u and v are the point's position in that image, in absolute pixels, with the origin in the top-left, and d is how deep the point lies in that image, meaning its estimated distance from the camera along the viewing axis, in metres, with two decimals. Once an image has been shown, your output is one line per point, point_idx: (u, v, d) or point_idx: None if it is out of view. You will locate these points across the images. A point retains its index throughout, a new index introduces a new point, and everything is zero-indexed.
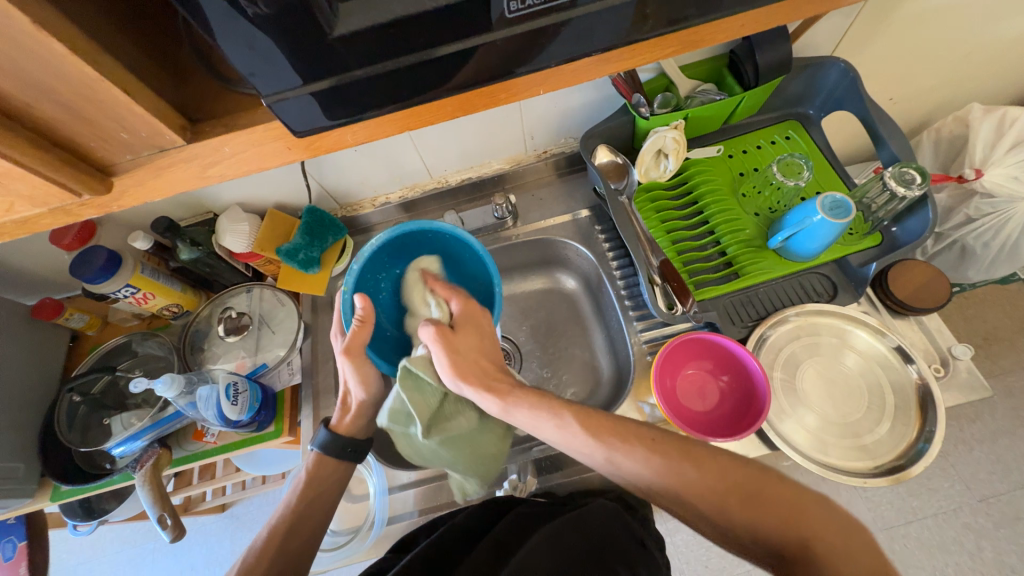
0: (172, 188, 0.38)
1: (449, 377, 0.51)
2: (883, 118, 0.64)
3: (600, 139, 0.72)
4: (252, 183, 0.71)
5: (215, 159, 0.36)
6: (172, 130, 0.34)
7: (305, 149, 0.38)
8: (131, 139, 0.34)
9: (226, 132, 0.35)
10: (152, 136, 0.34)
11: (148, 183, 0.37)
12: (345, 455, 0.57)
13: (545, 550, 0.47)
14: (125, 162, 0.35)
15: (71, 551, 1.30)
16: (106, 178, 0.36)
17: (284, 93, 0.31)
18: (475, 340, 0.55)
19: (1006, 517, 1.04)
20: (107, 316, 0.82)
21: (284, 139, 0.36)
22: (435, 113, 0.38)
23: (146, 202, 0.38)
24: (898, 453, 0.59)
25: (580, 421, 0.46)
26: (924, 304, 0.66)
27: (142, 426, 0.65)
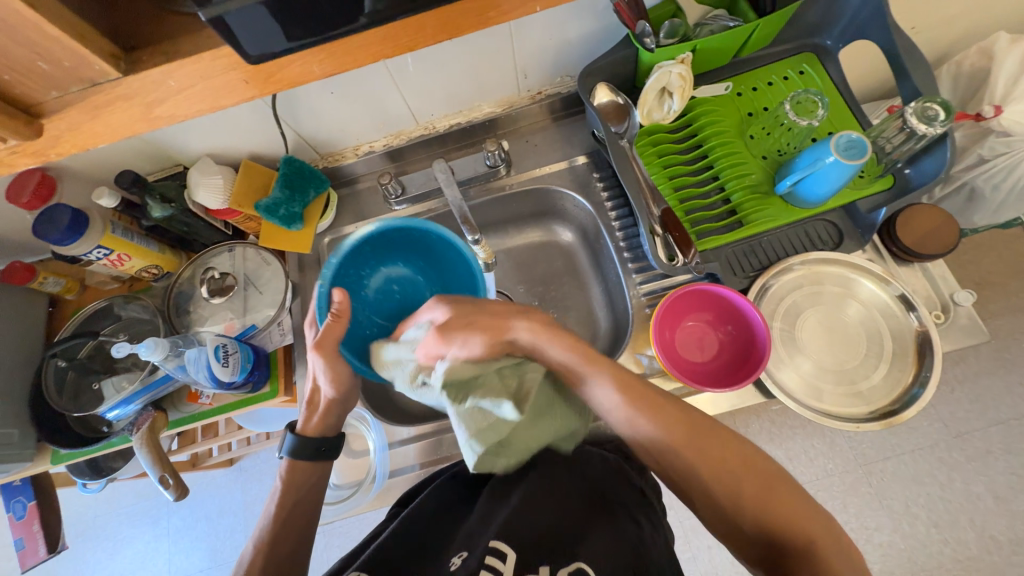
0: (114, 132, 0.34)
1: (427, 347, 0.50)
2: (908, 47, 0.59)
3: (600, 77, 0.66)
4: (221, 131, 0.65)
5: (160, 96, 0.32)
6: (103, 61, 0.30)
7: (266, 83, 0.33)
8: (53, 71, 0.30)
9: (169, 62, 0.31)
10: (79, 68, 0.30)
11: (85, 127, 0.33)
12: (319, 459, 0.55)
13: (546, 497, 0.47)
14: (53, 101, 0.32)
15: (87, 505, 1.35)
16: (35, 121, 0.32)
17: (227, 5, 0.27)
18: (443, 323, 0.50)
19: (978, 451, 1.09)
20: (84, 279, 0.79)
21: (239, 71, 0.32)
22: (409, 39, 0.34)
23: (88, 148, 0.34)
24: (892, 397, 0.59)
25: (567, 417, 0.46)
26: (931, 250, 0.64)
27: (133, 390, 0.64)
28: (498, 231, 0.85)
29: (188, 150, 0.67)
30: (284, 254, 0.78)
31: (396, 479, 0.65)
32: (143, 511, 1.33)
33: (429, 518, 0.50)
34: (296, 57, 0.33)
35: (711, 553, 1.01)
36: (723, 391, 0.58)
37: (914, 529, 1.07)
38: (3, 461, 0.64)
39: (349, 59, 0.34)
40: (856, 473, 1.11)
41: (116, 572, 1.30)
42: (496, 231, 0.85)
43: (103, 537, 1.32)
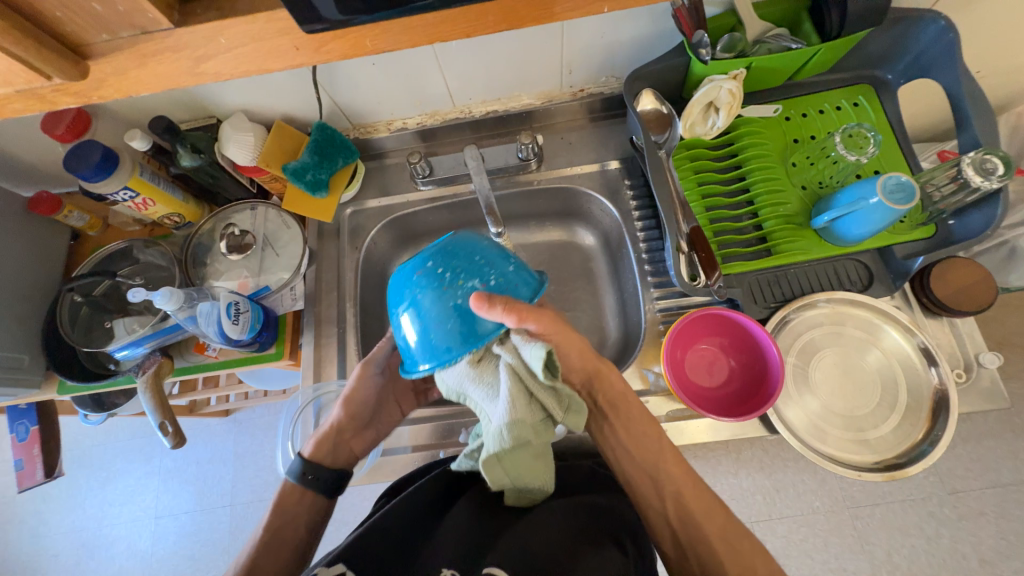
0: (158, 82, 0.33)
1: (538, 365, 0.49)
2: (974, 93, 0.56)
3: (647, 83, 0.64)
4: (258, 88, 0.65)
5: (209, 52, 0.32)
6: (156, 9, 0.30)
7: (315, 50, 0.33)
8: (105, 13, 0.29)
9: (220, 19, 0.30)
10: (132, 14, 0.30)
11: (130, 73, 0.33)
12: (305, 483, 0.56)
13: (542, 525, 0.47)
14: (101, 43, 0.31)
15: (86, 434, 1.39)
16: (81, 62, 0.32)
17: None
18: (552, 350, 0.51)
19: (970, 511, 1.07)
20: (108, 217, 0.79)
21: (290, 37, 0.32)
22: (468, 27, 0.34)
23: (130, 95, 0.34)
24: (899, 451, 0.58)
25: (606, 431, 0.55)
26: (963, 307, 0.62)
27: (143, 334, 0.65)
28: (519, 225, 0.84)
29: (223, 104, 0.67)
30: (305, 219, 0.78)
31: (389, 457, 0.66)
32: (137, 448, 1.36)
33: (415, 516, 0.49)
34: (349, 30, 0.33)
35: None
36: (728, 421, 0.57)
37: None
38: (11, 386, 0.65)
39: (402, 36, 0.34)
40: (842, 514, 1.10)
41: (104, 502, 1.34)
42: (518, 224, 0.84)
43: (97, 467, 1.36)
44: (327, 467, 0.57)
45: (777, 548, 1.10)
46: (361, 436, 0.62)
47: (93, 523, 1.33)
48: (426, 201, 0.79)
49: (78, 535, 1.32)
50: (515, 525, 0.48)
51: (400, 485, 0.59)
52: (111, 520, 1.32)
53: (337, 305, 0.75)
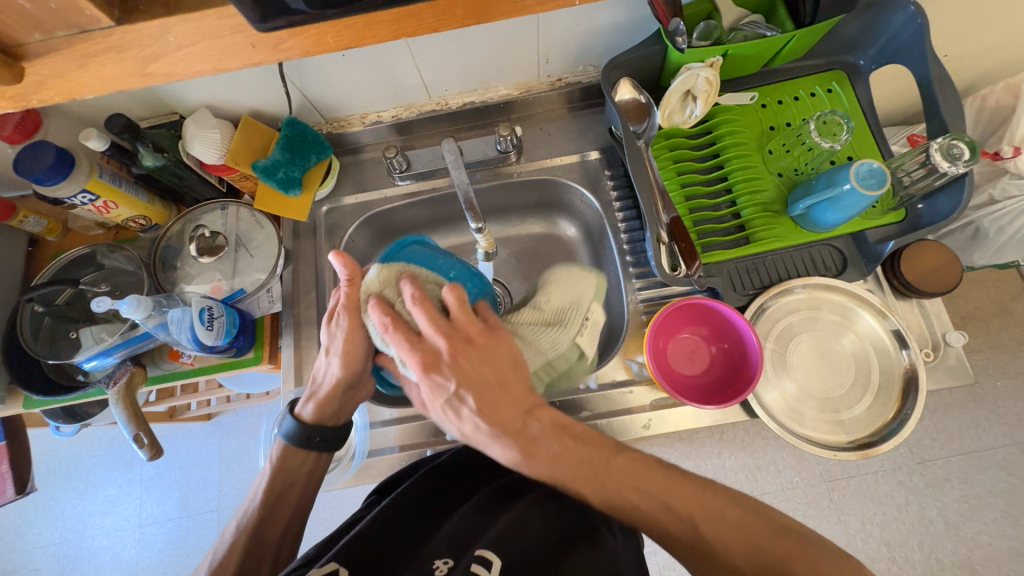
0: (104, 83, 0.32)
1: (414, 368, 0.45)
2: (942, 79, 0.57)
3: (624, 71, 0.63)
4: (221, 83, 0.62)
5: (159, 51, 0.31)
6: (93, 7, 0.29)
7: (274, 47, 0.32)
8: (36, 11, 0.28)
9: (166, 15, 0.30)
10: (66, 11, 0.28)
11: (71, 75, 0.31)
12: (314, 445, 0.54)
13: (538, 511, 0.48)
14: (36, 43, 0.30)
15: (61, 445, 1.34)
16: (16, 64, 0.30)
17: None
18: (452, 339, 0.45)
19: (937, 479, 1.13)
20: (67, 221, 0.76)
21: (244, 34, 0.32)
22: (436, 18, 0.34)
23: (74, 98, 0.33)
24: (871, 430, 0.60)
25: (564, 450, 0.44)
26: (931, 287, 0.64)
27: (112, 343, 0.62)
28: (501, 219, 0.83)
29: (185, 100, 0.64)
30: (279, 218, 0.75)
31: (375, 458, 0.66)
32: (117, 456, 1.33)
33: (406, 515, 0.49)
34: (304, 27, 0.32)
35: (672, 551, 1.05)
36: (711, 408, 0.58)
37: (865, 545, 1.12)
38: None
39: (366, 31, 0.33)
40: (819, 488, 1.14)
41: (85, 513, 1.30)
42: (500, 218, 0.83)
43: (74, 478, 1.32)
44: (333, 428, 0.55)
45: None
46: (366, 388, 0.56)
47: (74, 535, 1.29)
48: (404, 197, 0.77)
49: (58, 548, 1.29)
50: (509, 516, 0.48)
51: (389, 484, 0.58)
52: (93, 531, 1.29)
53: (317, 306, 0.74)
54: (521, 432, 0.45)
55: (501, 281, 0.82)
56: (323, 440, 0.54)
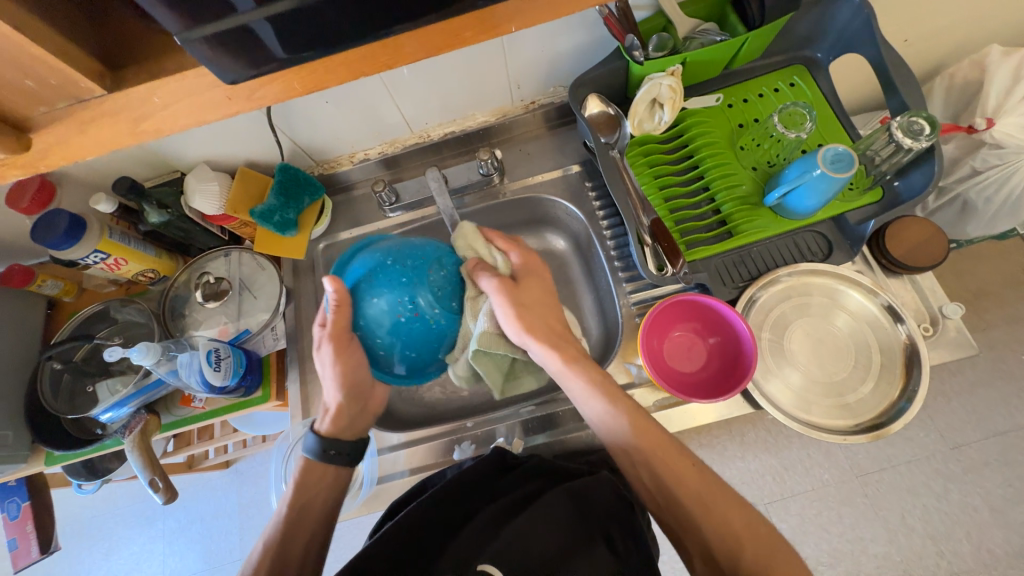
0: (98, 146, 0.35)
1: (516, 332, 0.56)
2: (896, 61, 0.60)
3: (591, 88, 0.67)
4: (217, 138, 0.67)
5: (147, 111, 0.34)
6: (88, 78, 0.32)
7: (247, 98, 0.35)
8: (38, 87, 0.32)
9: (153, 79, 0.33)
10: (65, 85, 0.32)
11: (70, 141, 0.34)
12: (329, 459, 0.56)
13: (538, 524, 0.50)
14: (40, 115, 0.34)
15: (84, 506, 1.35)
16: (22, 136, 0.34)
17: (201, 29, 0.29)
18: (536, 288, 0.60)
19: (974, 463, 1.09)
20: (82, 282, 0.80)
21: (222, 88, 0.34)
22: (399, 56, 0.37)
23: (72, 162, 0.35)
24: (879, 411, 0.59)
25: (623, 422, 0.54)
26: (919, 262, 0.64)
27: (126, 393, 0.65)
28: None
29: (185, 158, 0.69)
30: (280, 260, 0.79)
31: (385, 484, 0.66)
32: (139, 512, 1.33)
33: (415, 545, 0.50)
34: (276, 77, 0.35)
35: None
36: (712, 402, 0.58)
37: (909, 541, 1.07)
38: None
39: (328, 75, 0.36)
40: (852, 483, 1.10)
41: (110, 573, 1.30)
42: None
43: (99, 538, 1.33)
44: (348, 439, 0.57)
45: (792, 527, 1.10)
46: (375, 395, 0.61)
47: None
48: (397, 227, 0.81)
49: None
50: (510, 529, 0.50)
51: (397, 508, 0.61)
52: None
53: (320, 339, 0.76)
54: (561, 334, 0.59)
55: None
56: (339, 455, 0.56)
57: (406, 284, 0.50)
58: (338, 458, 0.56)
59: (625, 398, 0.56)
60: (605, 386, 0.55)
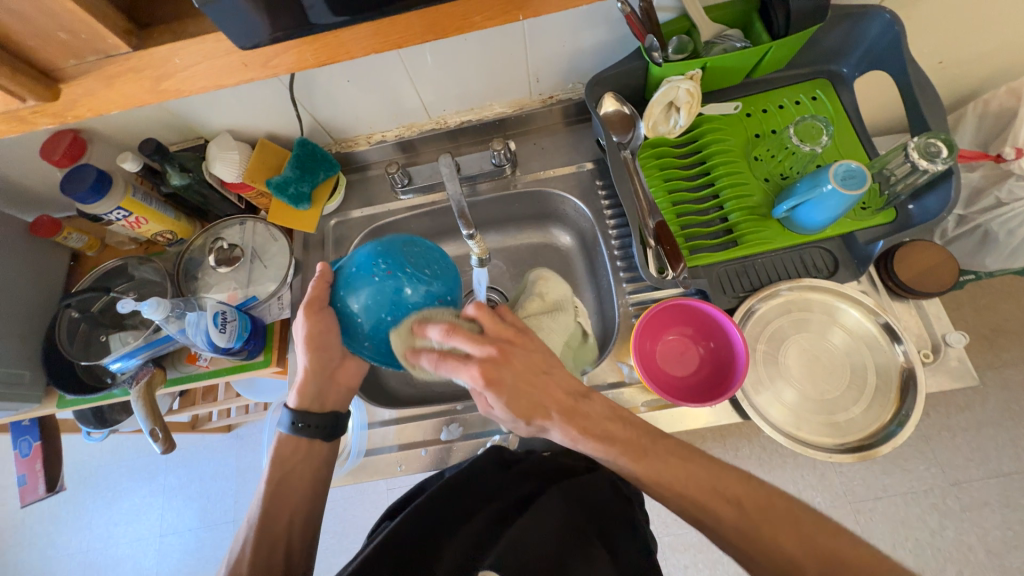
0: (121, 100, 0.37)
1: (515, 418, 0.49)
2: (921, 81, 0.58)
3: (607, 87, 0.67)
4: (241, 108, 0.69)
5: (167, 70, 0.37)
6: (114, 34, 0.36)
7: (262, 66, 0.36)
8: (68, 40, 0.33)
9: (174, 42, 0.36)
10: (94, 40, 0.36)
11: (96, 94, 0.36)
12: (299, 431, 0.57)
13: (537, 527, 0.51)
14: (70, 67, 0.37)
15: (93, 455, 1.41)
16: (52, 84, 0.37)
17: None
18: (535, 359, 0.49)
19: (974, 502, 1.06)
20: (105, 238, 0.83)
21: (238, 55, 0.38)
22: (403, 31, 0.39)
23: (100, 112, 0.39)
24: (868, 433, 0.59)
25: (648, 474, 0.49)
26: (926, 288, 0.63)
27: (136, 345, 0.68)
28: (498, 229, 0.87)
29: (210, 125, 0.71)
30: (292, 232, 0.81)
31: (372, 457, 0.68)
32: (143, 466, 1.39)
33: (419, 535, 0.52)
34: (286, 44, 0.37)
35: None
36: (699, 407, 0.58)
37: None
38: (14, 399, 0.68)
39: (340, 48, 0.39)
40: (844, 509, 1.09)
41: (111, 521, 1.36)
42: (497, 228, 0.87)
43: (104, 487, 1.38)
44: (315, 414, 0.58)
45: None
46: (345, 366, 0.60)
47: (100, 543, 1.34)
48: (407, 209, 0.82)
49: (85, 555, 1.34)
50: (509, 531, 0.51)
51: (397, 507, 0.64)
52: (118, 539, 1.34)
53: None
54: (573, 409, 0.49)
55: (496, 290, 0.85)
56: (309, 427, 0.58)
57: (395, 275, 0.48)
58: (309, 430, 0.57)
59: (660, 447, 0.50)
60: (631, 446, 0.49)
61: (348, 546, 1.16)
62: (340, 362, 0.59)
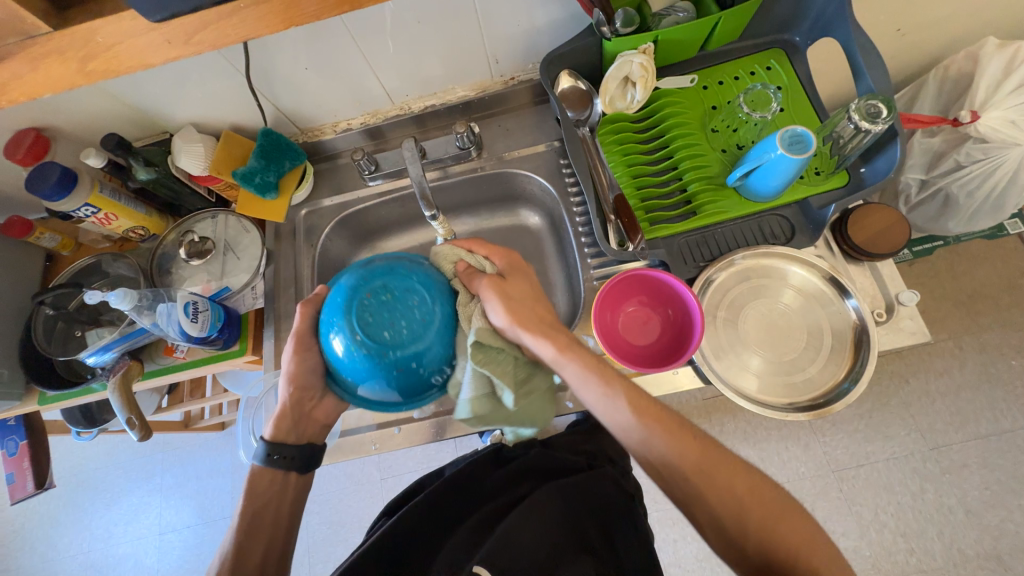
0: (53, 85, 0.37)
1: (507, 325, 0.55)
2: (866, 44, 0.59)
3: (562, 65, 0.68)
4: (200, 99, 0.69)
5: (92, 52, 0.36)
6: (33, 16, 0.35)
7: (185, 43, 0.37)
8: None
9: (95, 20, 0.35)
10: (13, 21, 0.34)
11: (26, 79, 0.36)
12: (274, 463, 0.58)
13: (527, 524, 0.54)
14: None
15: (90, 458, 1.43)
16: None
17: None
18: (525, 286, 0.59)
19: (953, 464, 1.09)
20: (79, 237, 0.84)
21: (160, 33, 0.36)
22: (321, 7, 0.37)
23: (33, 98, 0.38)
24: (823, 391, 0.61)
25: (625, 395, 0.51)
26: (879, 249, 0.65)
27: (112, 338, 0.68)
28: (469, 213, 0.88)
29: (172, 118, 0.72)
30: (263, 223, 0.82)
31: (349, 437, 0.70)
32: (140, 467, 1.41)
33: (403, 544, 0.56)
34: (210, 20, 0.37)
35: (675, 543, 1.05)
36: (659, 371, 0.60)
37: (880, 537, 1.07)
38: None
39: (265, 25, 0.38)
40: (828, 478, 1.12)
41: (111, 522, 1.38)
42: (468, 212, 0.88)
43: (101, 489, 1.40)
44: (292, 445, 0.59)
45: None
46: (322, 404, 0.62)
47: (101, 543, 1.36)
48: (376, 196, 0.83)
49: (86, 556, 1.36)
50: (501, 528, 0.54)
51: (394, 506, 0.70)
52: (118, 539, 1.36)
53: (295, 300, 0.79)
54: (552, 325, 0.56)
55: None
56: (284, 458, 0.59)
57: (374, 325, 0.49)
58: (287, 462, 0.59)
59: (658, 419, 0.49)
60: (600, 367, 0.53)
61: (343, 534, 1.18)
62: (317, 401, 0.62)
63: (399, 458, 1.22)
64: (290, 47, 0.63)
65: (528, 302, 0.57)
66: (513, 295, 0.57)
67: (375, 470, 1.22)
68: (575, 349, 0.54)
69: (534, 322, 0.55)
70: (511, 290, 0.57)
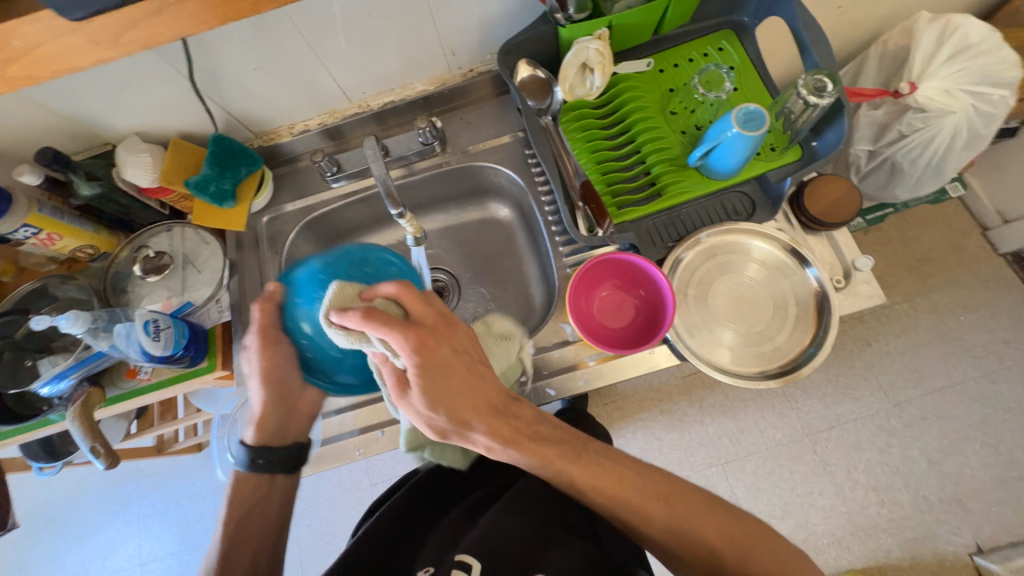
0: None
1: (437, 426, 0.45)
2: (809, 22, 0.61)
3: (519, 55, 0.67)
4: (142, 106, 0.66)
5: (13, 58, 0.34)
6: None
7: (118, 44, 0.35)
8: None
9: (12, 22, 0.33)
10: None
11: None
12: (258, 468, 0.56)
13: (512, 511, 0.53)
14: None
15: (56, 494, 1.35)
16: None
17: None
18: (456, 373, 0.45)
19: (915, 418, 1.15)
20: (20, 261, 0.78)
21: (88, 34, 0.34)
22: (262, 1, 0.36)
23: None
24: (791, 358, 0.64)
25: (574, 471, 0.48)
26: (834, 219, 0.68)
27: (67, 365, 0.64)
28: (438, 210, 0.87)
29: (114, 127, 0.68)
30: (223, 233, 0.79)
31: (330, 446, 0.68)
32: (112, 498, 1.34)
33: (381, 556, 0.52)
34: (143, 20, 0.35)
35: None
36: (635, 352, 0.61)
37: (853, 493, 1.13)
38: None
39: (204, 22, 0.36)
40: (803, 442, 1.17)
41: (86, 558, 1.31)
42: (437, 209, 0.87)
43: (73, 525, 1.33)
44: (277, 446, 0.57)
45: (747, 486, 1.16)
46: (306, 397, 0.59)
47: None
48: (340, 198, 0.81)
49: None
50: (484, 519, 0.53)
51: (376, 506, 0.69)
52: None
53: None
54: (503, 410, 0.47)
55: (441, 270, 0.86)
56: (269, 461, 0.56)
57: None
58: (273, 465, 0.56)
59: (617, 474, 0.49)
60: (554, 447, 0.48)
61: (336, 544, 1.16)
62: (298, 394, 0.58)
63: (387, 462, 1.20)
64: (235, 47, 0.60)
65: (460, 386, 0.45)
66: (442, 395, 0.44)
67: (363, 477, 1.20)
68: (534, 446, 0.48)
69: (471, 413, 0.46)
70: (423, 391, 0.44)
